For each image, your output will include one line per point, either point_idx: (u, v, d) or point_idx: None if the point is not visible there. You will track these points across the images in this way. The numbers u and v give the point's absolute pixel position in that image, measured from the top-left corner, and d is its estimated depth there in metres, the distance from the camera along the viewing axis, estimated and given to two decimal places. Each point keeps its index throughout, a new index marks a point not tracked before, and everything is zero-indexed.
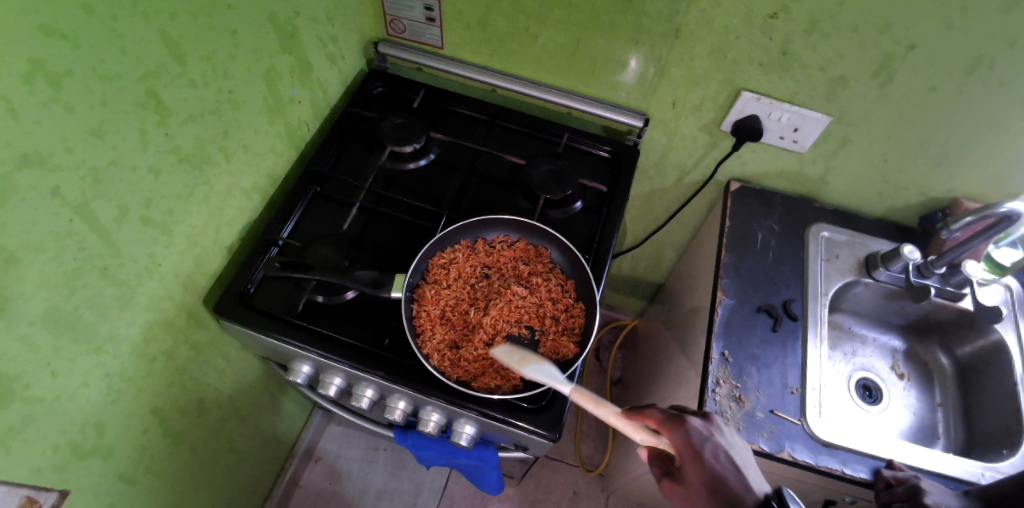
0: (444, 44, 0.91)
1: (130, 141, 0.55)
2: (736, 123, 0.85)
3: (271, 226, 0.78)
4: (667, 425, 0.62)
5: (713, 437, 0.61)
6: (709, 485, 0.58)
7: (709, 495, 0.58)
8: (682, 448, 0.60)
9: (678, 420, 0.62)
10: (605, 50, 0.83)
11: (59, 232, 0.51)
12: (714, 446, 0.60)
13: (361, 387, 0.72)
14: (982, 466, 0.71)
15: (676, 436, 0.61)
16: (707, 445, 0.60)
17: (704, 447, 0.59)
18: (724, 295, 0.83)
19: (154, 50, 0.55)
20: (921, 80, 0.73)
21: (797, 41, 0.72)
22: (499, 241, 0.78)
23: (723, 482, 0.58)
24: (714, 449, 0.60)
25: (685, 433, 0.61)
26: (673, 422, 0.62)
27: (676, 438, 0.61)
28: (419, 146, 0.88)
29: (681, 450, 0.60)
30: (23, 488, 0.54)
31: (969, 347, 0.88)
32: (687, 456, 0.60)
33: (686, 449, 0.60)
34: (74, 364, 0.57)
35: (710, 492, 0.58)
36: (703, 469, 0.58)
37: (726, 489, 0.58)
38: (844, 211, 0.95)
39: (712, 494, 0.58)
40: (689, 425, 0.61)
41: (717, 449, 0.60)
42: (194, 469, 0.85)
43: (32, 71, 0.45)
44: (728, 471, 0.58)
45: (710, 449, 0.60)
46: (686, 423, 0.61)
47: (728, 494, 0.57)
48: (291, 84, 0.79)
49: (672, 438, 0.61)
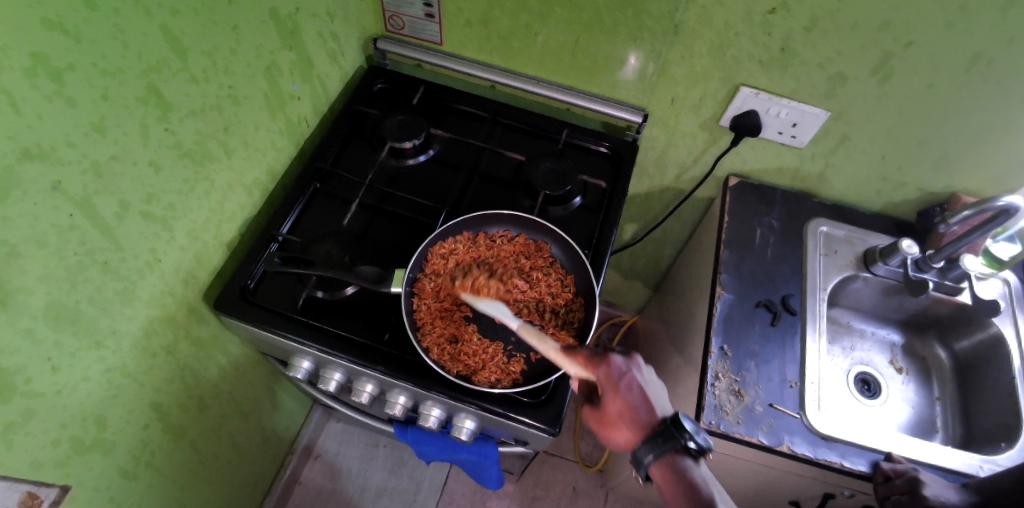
0: (444, 40, 0.92)
1: (131, 135, 0.56)
2: (734, 118, 0.85)
3: (271, 222, 0.78)
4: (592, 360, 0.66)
5: (633, 372, 0.66)
6: (626, 411, 0.64)
7: (624, 419, 0.64)
8: (604, 381, 0.65)
9: (603, 356, 0.65)
10: (604, 47, 0.83)
11: (61, 225, 0.51)
12: (632, 381, 0.65)
13: (360, 382, 0.72)
14: (980, 459, 0.71)
15: (601, 370, 0.65)
16: (627, 378, 0.65)
17: (624, 379, 0.64)
18: (724, 290, 0.83)
19: (155, 45, 0.55)
20: (921, 75, 0.73)
21: (795, 36, 0.72)
22: (499, 235, 0.78)
23: (637, 408, 0.63)
24: (631, 381, 0.65)
25: (609, 367, 0.65)
26: (599, 358, 0.65)
27: (600, 372, 0.65)
28: (419, 142, 0.88)
29: (603, 382, 0.65)
30: (24, 483, 0.55)
31: (967, 341, 0.89)
32: (608, 386, 0.64)
33: (608, 380, 0.64)
34: (75, 358, 0.57)
35: (625, 418, 0.64)
36: (622, 398, 0.64)
37: (637, 415, 0.63)
38: (842, 207, 0.95)
39: (627, 417, 0.64)
40: (612, 360, 0.65)
41: (634, 381, 0.65)
42: (194, 464, 0.85)
43: (34, 66, 0.45)
44: (642, 400, 0.64)
45: (628, 382, 0.65)
46: (611, 360, 0.65)
47: (639, 418, 0.63)
48: (291, 80, 0.79)
49: (596, 371, 0.65)
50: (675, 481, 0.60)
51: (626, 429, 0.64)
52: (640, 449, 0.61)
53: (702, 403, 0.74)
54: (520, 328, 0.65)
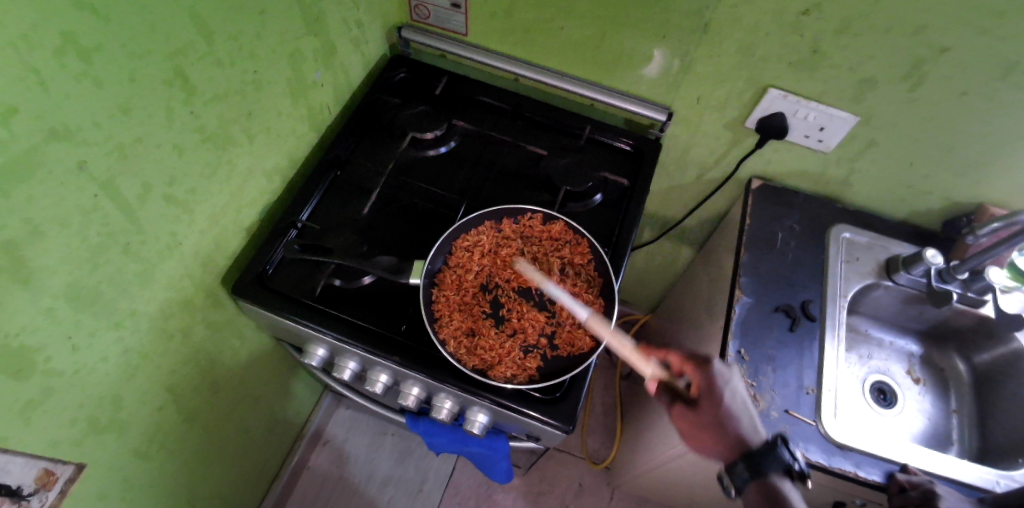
0: (468, 31, 0.91)
1: (156, 118, 0.55)
2: (760, 120, 0.84)
3: (291, 208, 0.78)
4: (693, 363, 0.67)
5: (734, 381, 0.66)
6: (724, 419, 0.64)
7: (721, 428, 0.64)
8: (705, 386, 0.65)
9: (705, 361, 0.67)
10: (630, 42, 0.82)
11: (85, 205, 0.51)
12: (732, 392, 0.65)
13: (375, 372, 0.72)
14: (996, 474, 0.71)
15: (701, 374, 0.66)
16: (727, 386, 0.65)
17: (726, 387, 0.65)
18: (742, 294, 0.82)
19: (182, 28, 0.55)
20: (956, 83, 0.71)
21: (826, 38, 0.71)
22: (526, 221, 0.78)
23: (736, 419, 0.64)
24: (732, 391, 0.65)
25: (710, 372, 0.66)
26: (700, 362, 0.67)
27: (700, 376, 0.66)
28: (440, 133, 0.88)
29: (703, 387, 0.65)
30: (42, 461, 0.55)
31: (987, 354, 0.87)
32: (708, 392, 0.65)
33: (709, 386, 0.65)
34: (95, 339, 0.57)
35: (721, 426, 0.64)
36: (723, 406, 0.64)
37: (736, 425, 0.64)
38: (865, 213, 0.94)
39: (724, 426, 0.64)
40: (714, 366, 0.67)
41: (735, 393, 0.65)
42: (206, 446, 0.86)
43: (64, 45, 0.45)
44: (741, 412, 0.65)
45: (729, 392, 0.65)
46: (713, 366, 0.66)
47: (737, 430, 0.64)
48: (315, 67, 0.79)
49: (696, 375, 0.66)
50: (772, 503, 0.60)
51: (722, 439, 0.63)
52: (738, 463, 0.62)
53: None
54: (588, 315, 0.67)
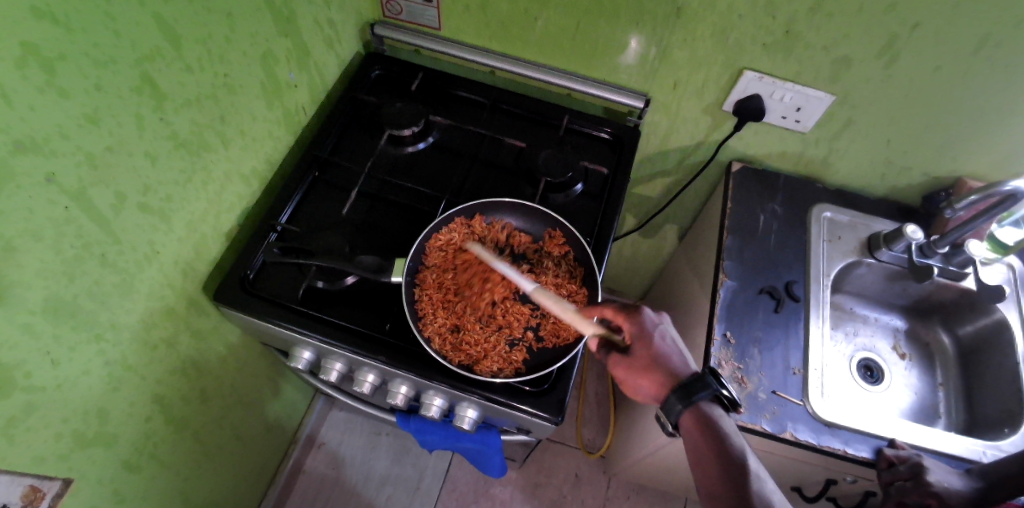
0: (441, 26, 0.90)
1: (127, 126, 0.55)
2: (738, 103, 0.84)
3: (270, 211, 0.77)
4: (623, 313, 0.68)
5: (664, 325, 0.67)
6: (657, 359, 0.64)
7: (655, 368, 0.64)
8: (636, 331, 0.66)
9: (634, 308, 0.68)
10: (606, 30, 0.81)
11: (57, 219, 0.50)
12: (662, 333, 0.66)
13: (362, 372, 0.72)
14: (983, 444, 0.71)
15: (631, 321, 0.67)
16: (658, 329, 0.66)
17: (656, 330, 0.66)
18: (727, 277, 0.82)
19: (148, 34, 0.54)
20: (929, 58, 0.71)
21: (799, 19, 0.71)
22: (497, 222, 0.77)
23: (669, 358, 0.64)
24: (662, 333, 0.66)
25: (640, 319, 0.67)
26: (629, 311, 0.68)
27: (631, 324, 0.67)
28: (418, 129, 0.86)
29: (635, 333, 0.66)
30: (28, 478, 0.55)
31: (971, 326, 0.88)
32: (640, 337, 0.66)
33: (640, 331, 0.66)
34: (75, 353, 0.56)
35: (655, 365, 0.64)
36: (655, 347, 0.65)
37: (669, 363, 0.64)
38: (846, 192, 0.94)
39: (658, 365, 0.64)
40: (642, 312, 0.68)
41: (666, 333, 0.66)
42: (198, 454, 0.85)
43: (25, 56, 0.44)
44: (674, 351, 0.65)
45: (660, 333, 0.66)
46: (642, 312, 0.67)
47: (671, 367, 0.64)
48: (288, 68, 0.78)
49: (626, 323, 0.67)
50: (706, 431, 0.61)
51: (656, 378, 0.64)
52: (671, 397, 0.62)
53: None
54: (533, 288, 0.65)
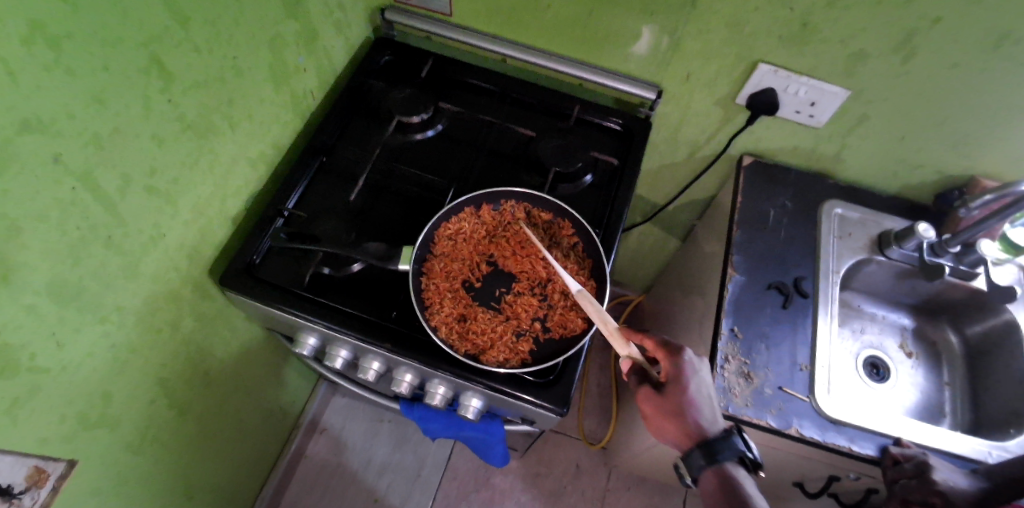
0: (451, 12, 0.89)
1: (134, 107, 0.54)
2: (751, 96, 0.83)
3: (277, 196, 0.77)
4: (665, 349, 0.67)
5: (702, 370, 0.66)
6: (686, 407, 0.64)
7: (683, 415, 0.64)
8: (671, 372, 0.65)
9: (676, 349, 0.67)
10: (619, 20, 0.80)
11: (63, 200, 0.50)
12: (698, 381, 0.65)
13: (367, 360, 0.72)
14: (989, 445, 0.71)
15: (671, 360, 0.66)
16: (695, 375, 0.65)
17: (694, 375, 0.65)
18: (735, 272, 0.82)
19: (156, 14, 0.53)
20: (946, 54, 0.70)
21: (817, 11, 0.70)
22: (506, 211, 0.77)
23: (697, 409, 0.64)
24: (698, 381, 0.65)
25: (680, 360, 0.66)
26: (671, 349, 0.67)
27: (669, 362, 0.66)
28: (426, 116, 0.86)
29: (671, 373, 0.65)
30: (31, 459, 0.55)
31: (979, 326, 0.88)
32: (676, 378, 0.65)
33: (677, 373, 0.65)
34: (80, 334, 0.56)
35: (681, 413, 0.64)
36: (687, 395, 0.64)
37: (696, 414, 0.64)
38: (857, 188, 0.93)
39: (684, 413, 0.64)
40: (684, 355, 0.66)
41: (701, 382, 0.65)
42: (201, 437, 0.85)
43: (31, 34, 0.43)
44: (704, 403, 0.65)
45: (695, 381, 0.65)
46: (684, 353, 0.66)
47: (698, 419, 0.64)
48: (297, 51, 0.77)
49: (665, 361, 0.66)
50: (726, 490, 0.62)
51: (681, 426, 0.64)
52: (694, 450, 0.64)
53: (711, 384, 0.73)
54: (578, 289, 0.68)
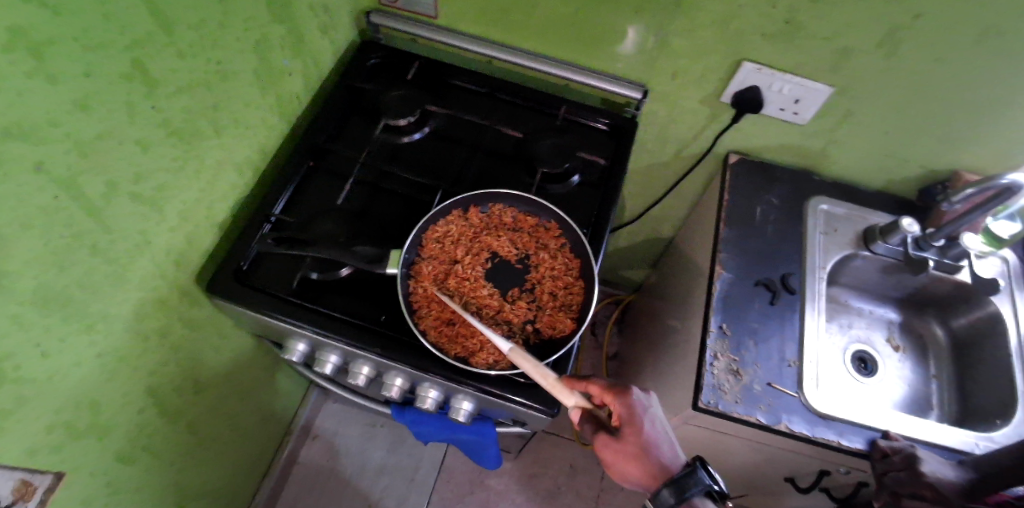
0: (438, 14, 0.89)
1: (118, 113, 0.54)
2: (737, 94, 0.84)
3: (264, 201, 0.76)
4: (613, 391, 0.66)
5: (653, 405, 0.66)
6: (647, 447, 0.64)
7: (646, 457, 0.64)
8: (624, 415, 0.65)
9: (624, 389, 0.66)
10: (605, 20, 0.80)
11: (48, 208, 0.49)
12: (652, 418, 0.65)
13: (357, 364, 0.71)
14: (976, 436, 0.72)
15: (622, 403, 0.65)
16: (648, 414, 0.65)
17: (647, 415, 0.64)
18: (724, 269, 0.82)
19: (139, 18, 0.53)
20: (927, 49, 0.71)
21: (801, 8, 0.70)
22: (494, 213, 0.77)
23: (658, 446, 0.65)
24: (652, 418, 0.65)
25: (629, 400, 0.66)
26: (618, 390, 0.66)
27: (619, 405, 0.65)
28: (414, 119, 0.86)
29: (624, 416, 0.65)
30: (18, 471, 0.54)
31: (965, 319, 0.89)
32: (630, 421, 0.64)
33: (629, 415, 0.64)
34: (66, 343, 0.55)
35: (643, 455, 0.64)
36: (645, 436, 0.64)
37: (658, 452, 0.65)
38: (844, 184, 0.94)
39: (647, 454, 0.64)
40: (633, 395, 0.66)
41: (655, 419, 0.65)
42: (192, 445, 0.85)
43: (13, 40, 0.43)
44: (663, 439, 0.65)
45: (649, 418, 0.65)
46: (632, 393, 0.66)
47: (660, 456, 0.65)
48: (282, 55, 0.77)
49: (616, 404, 0.65)
50: None
51: (646, 467, 0.64)
52: (663, 489, 0.63)
53: (701, 382, 0.74)
54: (509, 349, 0.62)
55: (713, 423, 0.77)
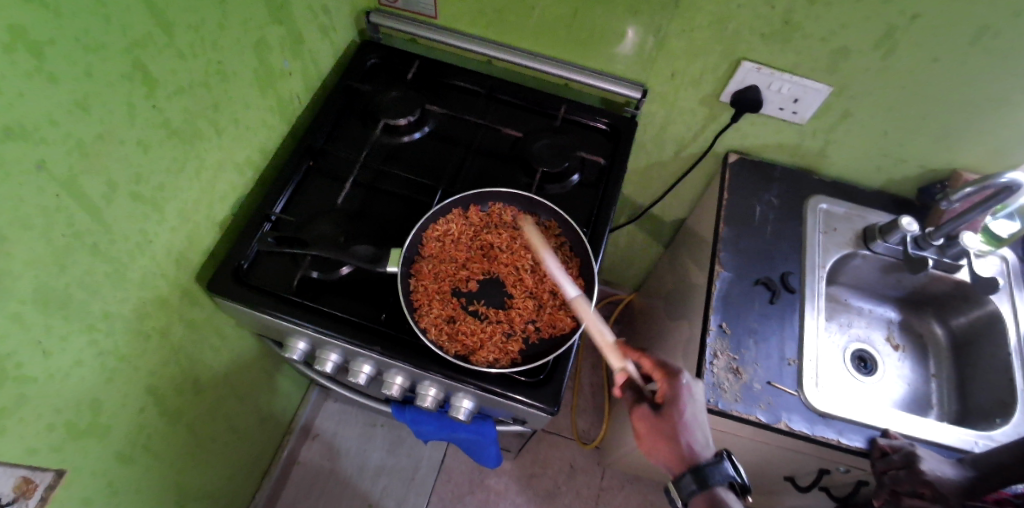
0: (437, 14, 0.89)
1: (118, 113, 0.54)
2: (735, 94, 0.84)
3: (263, 201, 0.77)
4: (663, 370, 0.67)
5: (698, 392, 0.66)
6: (680, 429, 0.64)
7: (676, 438, 0.64)
8: (668, 395, 0.65)
9: (674, 371, 0.66)
10: (603, 20, 0.80)
11: (48, 207, 0.50)
12: (694, 404, 0.65)
13: (358, 363, 0.71)
14: (975, 435, 0.72)
15: (669, 383, 0.65)
16: (691, 398, 0.65)
17: (691, 400, 0.64)
18: (723, 269, 0.83)
19: (138, 18, 0.53)
20: (924, 49, 0.71)
21: (798, 8, 0.70)
22: (494, 212, 0.77)
23: (692, 432, 0.64)
24: (694, 404, 0.65)
25: (677, 382, 0.65)
26: (669, 370, 0.66)
27: (667, 384, 0.66)
28: (414, 119, 0.86)
29: (668, 396, 0.65)
30: (20, 469, 0.54)
31: (964, 318, 0.89)
32: (673, 401, 0.64)
33: (674, 396, 0.64)
34: (66, 342, 0.56)
35: (675, 436, 0.64)
36: (682, 418, 0.64)
37: (690, 437, 0.64)
38: (842, 184, 0.94)
39: (678, 436, 0.64)
40: (682, 377, 0.66)
41: (697, 405, 0.65)
42: (192, 445, 0.85)
43: (13, 40, 0.43)
44: (699, 427, 0.65)
45: (692, 404, 0.65)
46: (681, 376, 0.65)
47: (691, 442, 0.64)
48: (282, 55, 0.77)
49: (662, 382, 0.66)
50: None
51: (675, 448, 0.64)
52: (686, 474, 0.63)
53: (701, 380, 0.74)
54: (574, 296, 0.65)
55: (713, 421, 0.77)
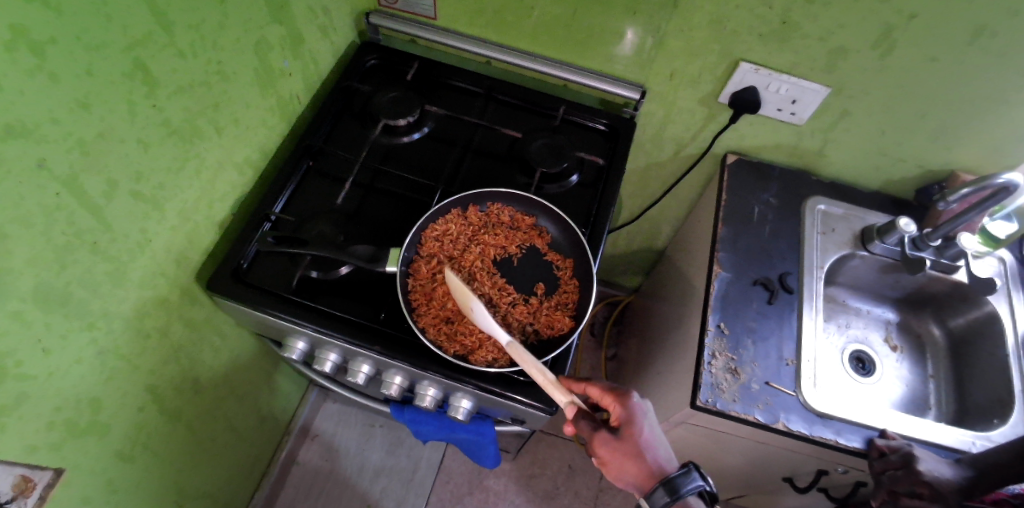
0: (436, 15, 0.89)
1: (118, 112, 0.54)
2: (733, 95, 0.84)
3: (262, 201, 0.77)
4: (612, 393, 0.66)
5: (650, 410, 0.66)
6: (645, 446, 0.63)
7: (643, 456, 0.63)
8: (623, 416, 0.64)
9: (623, 391, 0.66)
10: (602, 21, 0.81)
11: (48, 205, 0.50)
12: (651, 422, 0.65)
13: (356, 363, 0.72)
14: (973, 435, 0.72)
15: (622, 404, 0.65)
16: (647, 415, 0.65)
17: (647, 417, 0.64)
18: (721, 269, 0.83)
19: (139, 18, 0.53)
20: (921, 49, 0.72)
21: (796, 9, 0.71)
22: (492, 212, 0.77)
23: (654, 446, 0.64)
24: (650, 421, 0.65)
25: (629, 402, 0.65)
26: (619, 392, 0.66)
27: (619, 407, 0.65)
28: (413, 119, 0.86)
29: (624, 417, 0.64)
30: (18, 467, 0.54)
31: (962, 318, 0.89)
32: (630, 422, 0.63)
33: (630, 416, 0.64)
34: (66, 340, 0.56)
35: (641, 454, 0.63)
36: (643, 435, 0.63)
37: (655, 452, 0.64)
38: (840, 184, 0.95)
39: (644, 454, 0.63)
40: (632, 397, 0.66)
41: (652, 421, 0.65)
42: (191, 444, 0.85)
43: (14, 39, 0.43)
44: (659, 441, 0.65)
45: (648, 421, 0.64)
46: (632, 396, 0.65)
47: (656, 457, 0.63)
48: (282, 55, 0.77)
49: (615, 405, 0.65)
50: None
51: (643, 465, 0.63)
52: (657, 489, 0.62)
53: (699, 381, 0.74)
54: (507, 343, 0.63)
55: (711, 422, 0.77)
